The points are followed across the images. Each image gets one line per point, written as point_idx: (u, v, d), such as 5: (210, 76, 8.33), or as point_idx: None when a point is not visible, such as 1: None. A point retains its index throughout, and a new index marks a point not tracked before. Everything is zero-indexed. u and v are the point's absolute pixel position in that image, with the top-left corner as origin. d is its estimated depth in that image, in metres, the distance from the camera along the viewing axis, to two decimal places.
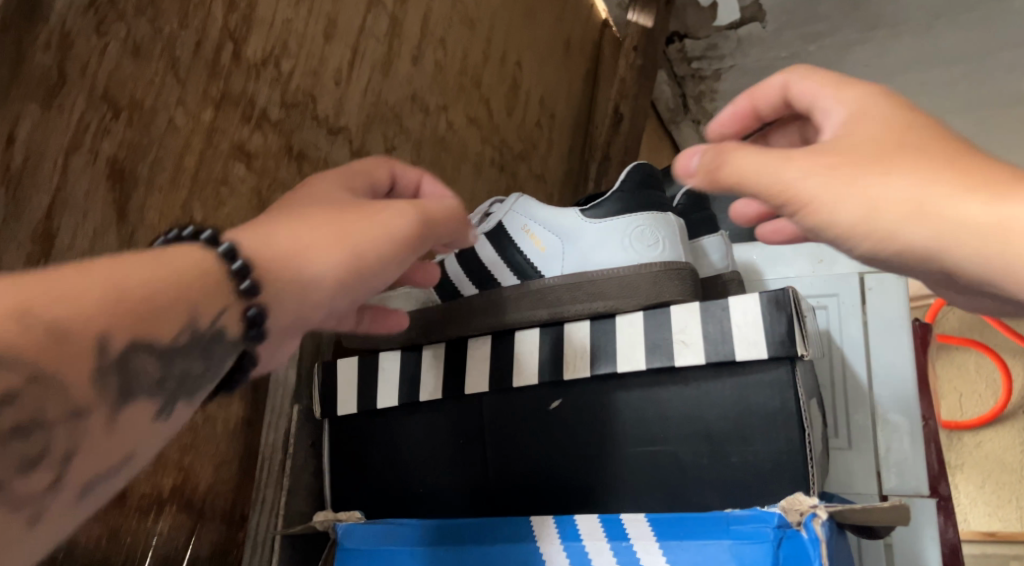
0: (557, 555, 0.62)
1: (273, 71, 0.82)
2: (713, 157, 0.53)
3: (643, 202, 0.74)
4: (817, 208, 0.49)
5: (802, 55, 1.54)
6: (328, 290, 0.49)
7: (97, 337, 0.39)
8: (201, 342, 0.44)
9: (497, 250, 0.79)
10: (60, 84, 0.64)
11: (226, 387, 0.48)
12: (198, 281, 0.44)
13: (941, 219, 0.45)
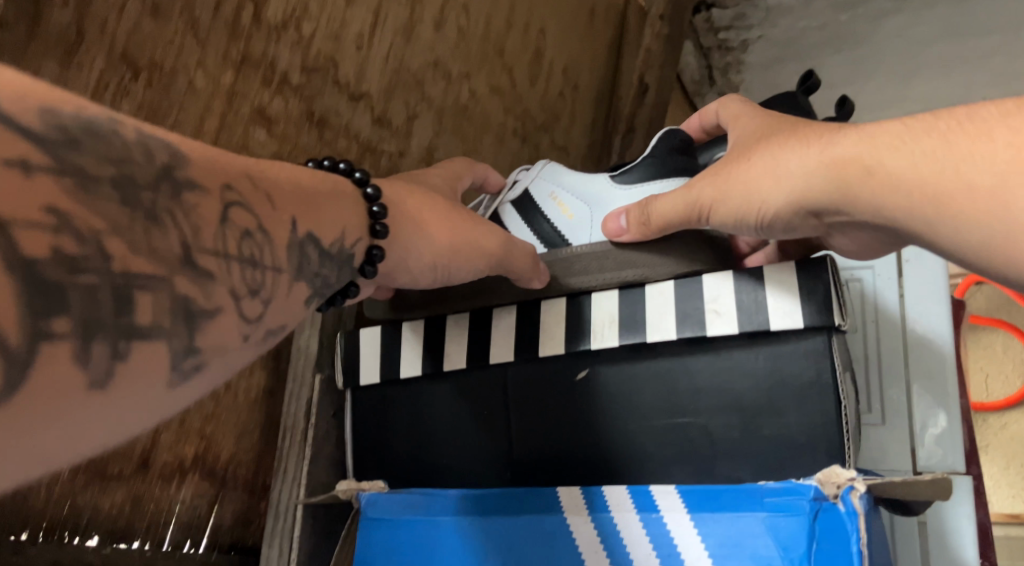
0: (585, 527, 0.60)
1: (294, 33, 0.80)
2: (640, 210, 0.67)
3: (674, 166, 0.72)
4: (716, 207, 0.61)
5: (834, 25, 1.45)
6: (425, 260, 0.62)
7: (220, 187, 0.41)
8: (320, 247, 0.49)
9: (525, 219, 0.78)
10: (78, 42, 0.62)
11: (312, 301, 0.50)
12: (319, 212, 0.50)
13: (799, 176, 0.54)
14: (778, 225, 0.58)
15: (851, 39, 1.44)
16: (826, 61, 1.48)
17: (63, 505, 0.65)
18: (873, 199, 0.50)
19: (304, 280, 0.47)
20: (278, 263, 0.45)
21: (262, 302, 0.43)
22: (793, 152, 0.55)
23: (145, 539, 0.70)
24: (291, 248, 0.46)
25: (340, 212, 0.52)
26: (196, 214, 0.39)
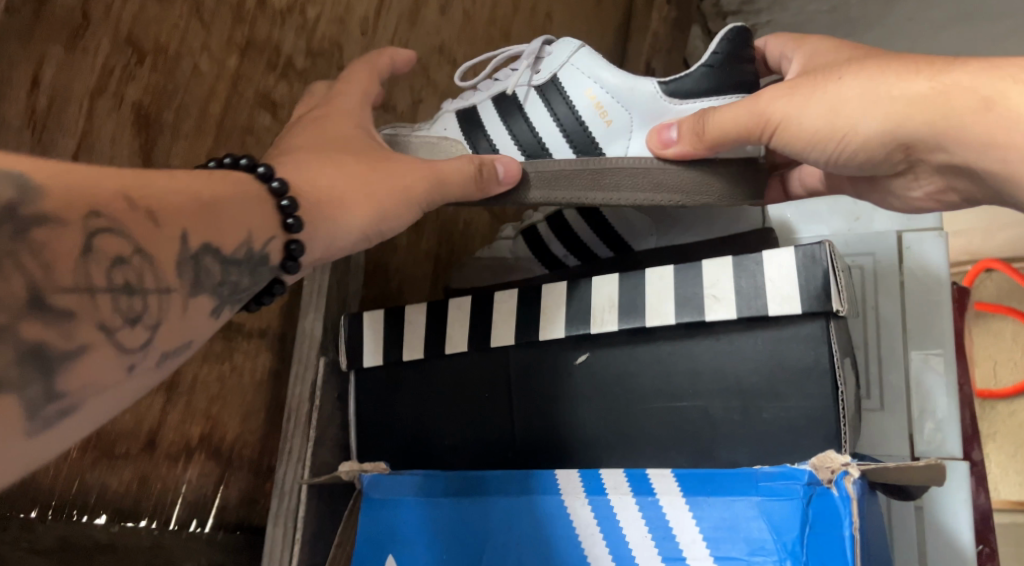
0: (583, 509, 0.61)
1: (299, 18, 0.81)
2: (696, 121, 0.63)
3: (734, 80, 0.64)
4: (786, 125, 0.59)
5: (844, 8, 1.44)
6: (350, 239, 0.60)
7: (81, 216, 0.40)
8: (223, 256, 0.48)
9: (549, 111, 0.69)
10: (83, 26, 0.63)
11: (223, 310, 0.49)
12: (217, 217, 0.48)
13: (895, 102, 0.55)
14: (857, 152, 0.58)
15: (861, 21, 1.42)
16: (835, 46, 1.46)
17: (72, 484, 0.66)
18: (976, 135, 0.53)
19: (205, 296, 0.47)
20: (165, 284, 0.44)
21: (148, 328, 0.43)
22: (888, 78, 0.55)
23: (153, 519, 0.72)
24: (180, 267, 0.45)
25: (242, 214, 0.50)
26: (49, 252, 0.38)
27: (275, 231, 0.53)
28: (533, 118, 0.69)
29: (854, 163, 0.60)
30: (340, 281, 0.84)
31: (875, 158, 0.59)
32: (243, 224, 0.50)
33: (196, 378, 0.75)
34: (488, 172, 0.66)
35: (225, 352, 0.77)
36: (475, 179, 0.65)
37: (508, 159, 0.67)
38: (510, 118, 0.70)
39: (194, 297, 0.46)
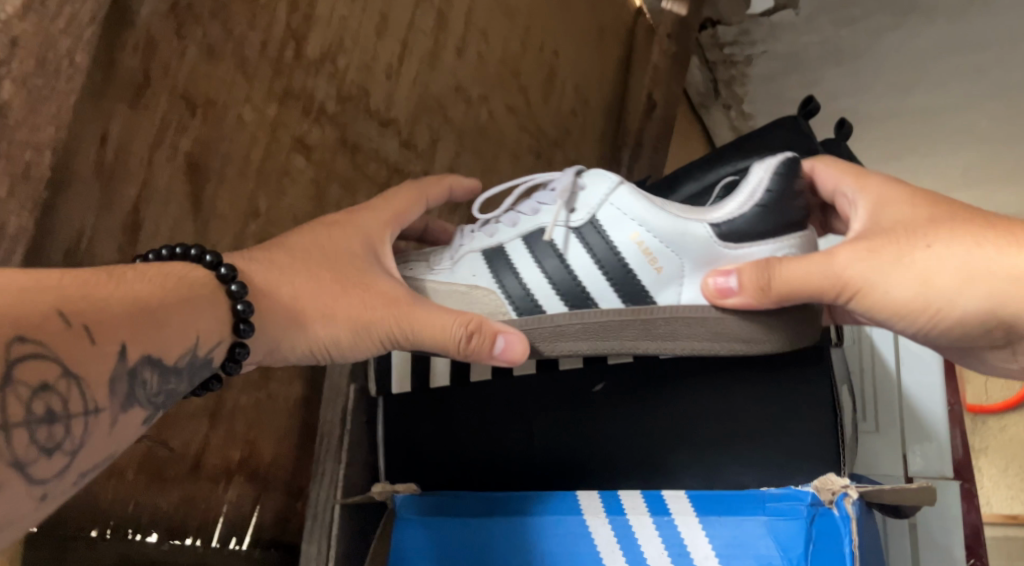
0: (603, 527, 0.66)
1: (331, 67, 0.86)
2: (763, 272, 0.62)
3: (784, 221, 0.65)
4: (872, 291, 0.60)
5: (834, 41, 1.48)
6: (298, 350, 0.63)
7: (6, 342, 0.43)
8: (161, 368, 0.52)
9: (594, 255, 0.68)
10: (144, 85, 0.69)
11: (157, 413, 0.53)
12: (162, 331, 0.51)
13: (991, 280, 0.58)
14: (948, 327, 0.61)
15: (851, 52, 1.48)
16: (826, 74, 1.53)
17: (127, 506, 0.71)
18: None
19: (139, 408, 0.51)
20: (94, 404, 0.48)
21: (67, 454, 0.47)
22: (973, 254, 0.59)
23: (198, 537, 0.76)
24: (111, 383, 0.49)
25: (190, 324, 0.54)
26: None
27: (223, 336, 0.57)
28: (577, 271, 0.68)
29: (938, 333, 0.62)
30: None
31: (965, 331, 0.61)
32: (194, 328, 0.54)
33: (236, 404, 0.79)
34: (465, 338, 0.63)
35: (261, 380, 0.82)
36: (450, 343, 0.64)
37: (512, 333, 0.65)
38: (543, 257, 0.69)
39: (122, 412, 0.50)
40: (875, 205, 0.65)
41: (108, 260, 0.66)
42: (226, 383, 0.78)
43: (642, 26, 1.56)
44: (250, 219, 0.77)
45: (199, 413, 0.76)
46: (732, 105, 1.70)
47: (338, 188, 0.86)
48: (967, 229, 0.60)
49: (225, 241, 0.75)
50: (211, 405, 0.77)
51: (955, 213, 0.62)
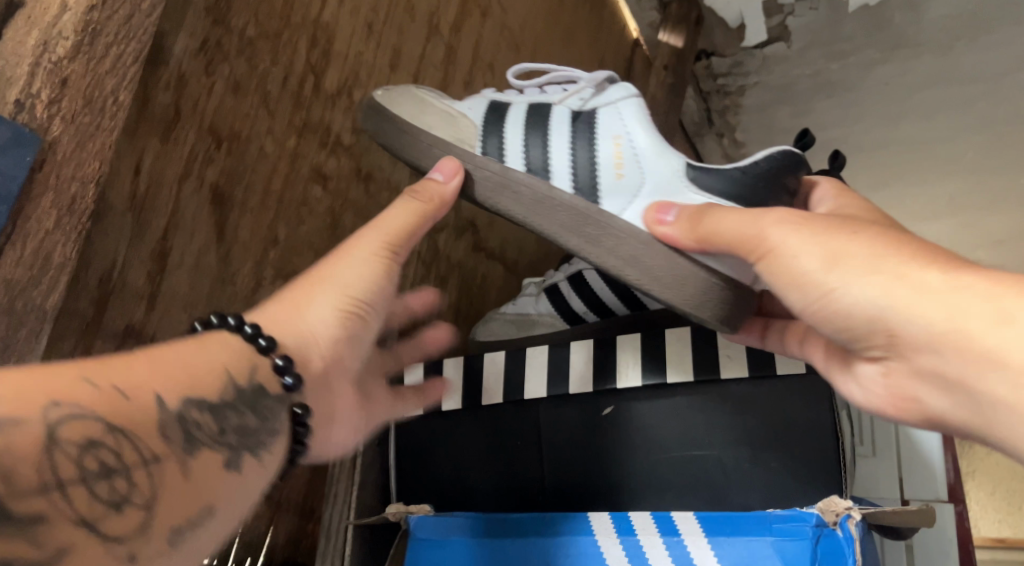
0: (615, 548, 0.68)
1: (347, 99, 0.89)
2: (700, 210, 0.63)
3: (756, 196, 0.65)
4: (778, 253, 0.57)
5: (825, 72, 1.53)
6: (330, 319, 0.58)
7: (41, 411, 0.42)
8: (208, 405, 0.49)
9: (570, 140, 0.69)
10: (175, 120, 0.72)
11: (237, 457, 0.50)
12: (187, 374, 0.50)
13: (909, 281, 0.51)
14: (840, 316, 0.55)
15: (841, 85, 1.51)
16: (817, 105, 1.57)
17: None
18: (965, 335, 0.49)
19: (207, 450, 0.48)
20: (154, 453, 0.46)
21: (140, 507, 0.44)
22: (904, 250, 0.53)
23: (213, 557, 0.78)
24: (165, 430, 0.46)
25: (214, 363, 0.52)
26: (14, 452, 0.41)
27: (256, 361, 0.54)
28: (550, 145, 0.69)
29: (829, 324, 0.56)
30: None
31: (853, 326, 0.55)
32: (219, 365, 0.52)
33: None
34: (417, 189, 0.65)
35: None
36: (415, 204, 0.64)
37: (448, 164, 0.68)
38: (530, 133, 0.70)
39: (190, 453, 0.47)
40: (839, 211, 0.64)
41: (137, 286, 0.69)
42: None
43: (639, 56, 1.61)
44: (269, 246, 0.80)
45: None
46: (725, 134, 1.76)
47: (351, 217, 0.89)
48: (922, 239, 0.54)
49: (246, 267, 0.78)
50: None
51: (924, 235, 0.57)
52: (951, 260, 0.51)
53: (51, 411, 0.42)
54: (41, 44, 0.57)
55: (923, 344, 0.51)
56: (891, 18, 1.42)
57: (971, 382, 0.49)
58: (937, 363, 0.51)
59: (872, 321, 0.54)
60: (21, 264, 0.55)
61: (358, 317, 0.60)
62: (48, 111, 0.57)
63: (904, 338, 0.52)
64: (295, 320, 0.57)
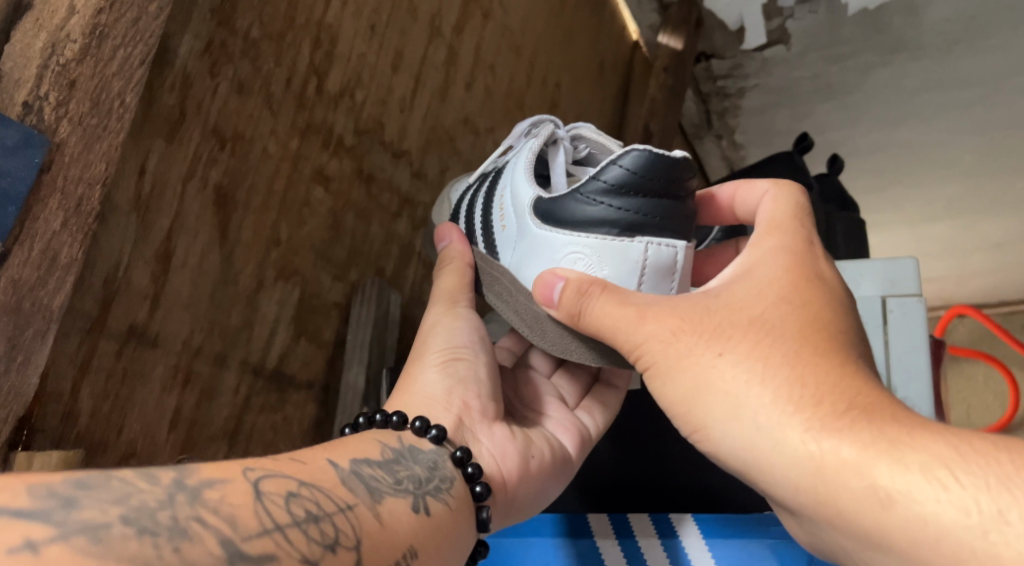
0: (613, 550, 0.68)
1: (349, 101, 0.89)
2: (575, 303, 0.65)
3: (609, 215, 0.66)
4: (657, 376, 0.62)
5: (825, 76, 1.50)
6: (433, 376, 0.69)
7: (241, 472, 0.46)
8: (375, 464, 0.55)
9: (482, 199, 0.78)
10: (180, 121, 0.72)
11: (421, 501, 0.55)
12: (347, 448, 0.56)
13: (785, 439, 0.54)
14: (721, 453, 0.59)
15: (841, 88, 1.52)
16: (817, 108, 1.58)
17: None
18: (835, 498, 0.51)
19: (392, 495, 0.53)
20: (346, 501, 0.49)
21: (349, 548, 0.47)
22: (768, 392, 0.56)
23: None
24: (347, 482, 0.51)
25: (366, 438, 0.58)
26: (230, 501, 0.43)
27: (399, 432, 0.61)
28: (470, 208, 0.80)
29: (712, 458, 0.61)
30: (379, 337, 0.88)
31: (731, 464, 0.59)
32: (370, 437, 0.58)
33: (254, 427, 0.79)
34: (444, 259, 0.77)
35: (278, 402, 0.81)
36: (450, 267, 0.76)
37: (454, 233, 0.78)
38: (470, 197, 0.80)
39: (377, 498, 0.52)
40: (755, 265, 0.64)
41: (141, 286, 0.69)
42: (246, 404, 0.78)
43: (639, 58, 1.61)
44: (271, 246, 0.80)
45: (220, 434, 0.75)
46: (724, 135, 1.75)
47: (353, 217, 0.90)
48: (801, 366, 0.56)
49: (248, 268, 0.78)
50: (232, 426, 0.76)
51: (827, 343, 0.57)
52: (826, 413, 0.53)
53: (248, 471, 0.46)
54: (50, 46, 0.57)
55: (791, 501, 0.55)
56: (891, 22, 1.33)
57: (857, 551, 0.52)
58: (810, 521, 0.54)
59: (744, 465, 0.57)
60: (29, 264, 0.56)
61: (458, 360, 0.70)
62: (55, 112, 0.57)
63: (774, 492, 0.56)
64: (406, 396, 0.67)
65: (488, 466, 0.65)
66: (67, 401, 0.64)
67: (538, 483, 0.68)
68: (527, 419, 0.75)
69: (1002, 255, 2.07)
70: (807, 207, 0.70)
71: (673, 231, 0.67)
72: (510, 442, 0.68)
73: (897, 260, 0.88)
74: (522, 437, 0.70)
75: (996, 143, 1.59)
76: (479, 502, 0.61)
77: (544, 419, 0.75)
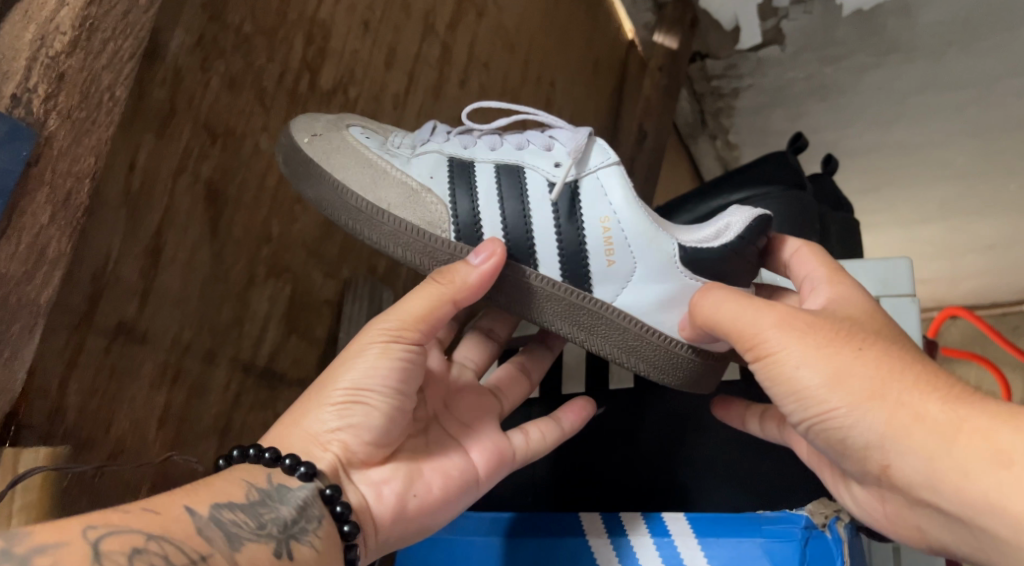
0: (604, 548, 0.69)
1: (342, 97, 0.88)
2: (705, 306, 0.63)
3: (733, 268, 0.68)
4: (781, 364, 0.58)
5: (819, 77, 1.50)
6: (325, 417, 0.63)
7: (80, 533, 0.48)
8: (237, 508, 0.56)
9: (562, 222, 0.68)
10: (171, 116, 0.71)
11: (285, 544, 0.56)
12: (209, 490, 0.56)
13: (920, 413, 0.53)
14: (841, 433, 0.56)
15: (835, 89, 1.52)
16: (812, 108, 1.58)
17: None
18: (967, 470, 0.50)
19: (252, 541, 0.54)
20: (197, 551, 0.51)
21: None
22: (908, 375, 0.54)
23: None
24: (203, 531, 0.52)
25: (231, 477, 0.58)
26: (65, 565, 0.46)
27: (270, 470, 0.60)
28: (537, 225, 0.68)
29: (826, 438, 0.58)
30: None
31: (850, 444, 0.56)
32: (236, 477, 0.58)
33: (244, 424, 0.78)
34: (440, 274, 0.65)
35: (268, 400, 0.80)
36: (434, 289, 0.65)
37: (484, 245, 0.65)
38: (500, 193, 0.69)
39: (234, 547, 0.53)
40: (835, 297, 0.63)
41: (130, 282, 0.68)
42: (236, 401, 0.77)
43: (634, 58, 1.61)
44: (263, 242, 0.80)
45: (210, 432, 0.75)
46: (718, 135, 1.76)
47: None
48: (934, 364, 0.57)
49: (239, 264, 0.77)
50: (221, 424, 0.76)
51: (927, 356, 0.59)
52: (952, 386, 0.53)
53: (87, 533, 0.48)
54: (38, 39, 0.57)
55: (915, 474, 0.53)
56: (885, 23, 1.34)
57: (976, 522, 0.51)
58: (931, 495, 0.53)
59: (868, 441, 0.55)
60: (16, 258, 0.55)
61: (360, 403, 0.64)
62: (44, 105, 0.57)
63: (900, 467, 0.54)
64: (291, 429, 0.63)
65: (358, 506, 0.64)
66: (54, 398, 0.63)
67: (415, 523, 0.66)
68: (441, 434, 0.72)
69: (993, 256, 2.07)
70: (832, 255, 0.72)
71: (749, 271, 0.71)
72: (388, 483, 0.66)
73: (890, 261, 0.88)
74: (405, 473, 0.67)
75: (988, 145, 1.59)
76: (346, 543, 0.60)
77: (462, 438, 0.72)
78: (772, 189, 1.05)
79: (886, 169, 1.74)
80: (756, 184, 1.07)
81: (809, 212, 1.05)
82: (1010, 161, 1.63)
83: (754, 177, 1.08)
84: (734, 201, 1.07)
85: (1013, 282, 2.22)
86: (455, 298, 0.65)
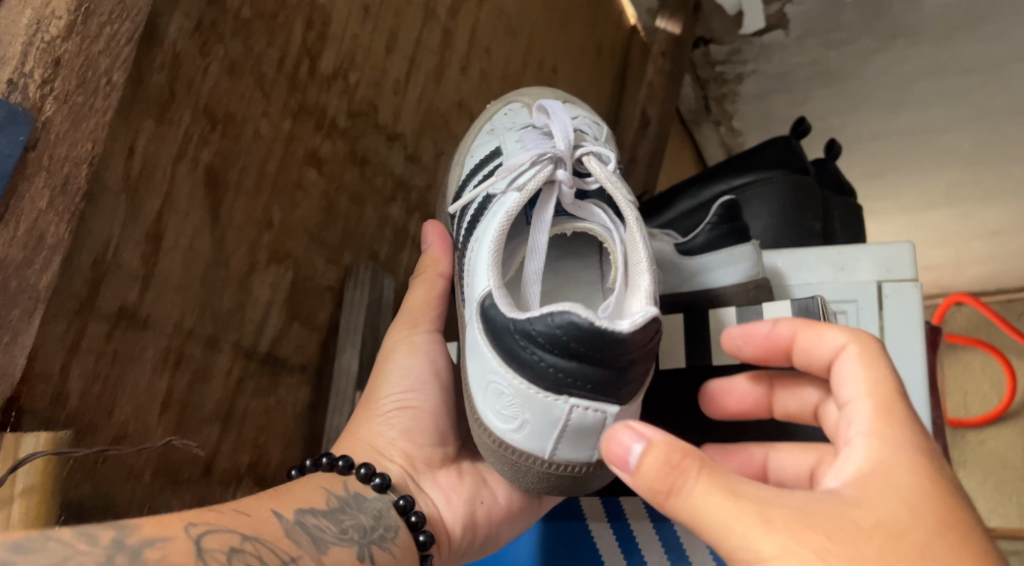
0: (605, 531, 0.75)
1: (342, 83, 0.88)
2: (673, 494, 0.55)
3: (529, 362, 0.60)
4: None
5: (823, 62, 1.49)
6: (387, 432, 0.71)
7: (183, 529, 0.52)
8: (320, 513, 0.60)
9: (469, 223, 0.75)
10: (170, 101, 0.71)
11: (364, 548, 0.61)
12: (291, 497, 0.61)
13: None
14: None
15: (840, 74, 1.51)
16: (816, 93, 1.57)
17: (144, 506, 0.69)
18: None
19: (335, 544, 0.59)
20: (281, 553, 0.55)
21: None
22: None
23: None
24: (290, 534, 0.57)
25: (314, 485, 0.63)
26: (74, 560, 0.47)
27: (346, 477, 0.66)
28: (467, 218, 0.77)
29: None
30: (373, 320, 0.88)
31: None
32: (316, 483, 0.63)
33: (247, 410, 0.78)
34: (419, 271, 0.78)
35: (271, 386, 0.80)
36: (422, 281, 0.77)
37: (429, 231, 0.78)
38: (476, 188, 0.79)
39: (320, 548, 0.57)
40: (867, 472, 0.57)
41: (131, 267, 0.69)
42: (239, 387, 0.77)
43: (637, 43, 1.60)
44: (264, 229, 0.80)
45: (213, 417, 0.75)
46: (722, 121, 1.75)
47: (346, 200, 0.89)
48: None
49: (240, 250, 0.77)
50: (224, 410, 0.76)
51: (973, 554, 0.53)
52: None
53: (189, 528, 0.52)
54: (34, 23, 0.57)
55: None
56: (890, 7, 1.33)
57: None
58: None
59: None
60: (14, 243, 0.56)
61: (407, 408, 0.72)
62: (40, 90, 0.57)
63: None
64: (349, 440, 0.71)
65: (430, 514, 0.69)
66: (56, 383, 0.63)
67: (483, 531, 0.71)
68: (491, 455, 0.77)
69: (999, 241, 2.06)
70: (890, 364, 0.63)
71: (588, 393, 0.59)
72: (456, 490, 0.71)
73: (892, 246, 0.88)
74: (470, 481, 0.72)
75: (994, 130, 1.58)
76: (421, 551, 0.65)
77: None
78: (775, 174, 1.05)
79: (891, 155, 1.73)
80: (760, 168, 1.07)
81: (812, 198, 1.05)
82: (1016, 145, 1.62)
83: (758, 162, 1.08)
84: (737, 185, 1.07)
85: (1019, 268, 2.21)
86: (439, 272, 0.77)
